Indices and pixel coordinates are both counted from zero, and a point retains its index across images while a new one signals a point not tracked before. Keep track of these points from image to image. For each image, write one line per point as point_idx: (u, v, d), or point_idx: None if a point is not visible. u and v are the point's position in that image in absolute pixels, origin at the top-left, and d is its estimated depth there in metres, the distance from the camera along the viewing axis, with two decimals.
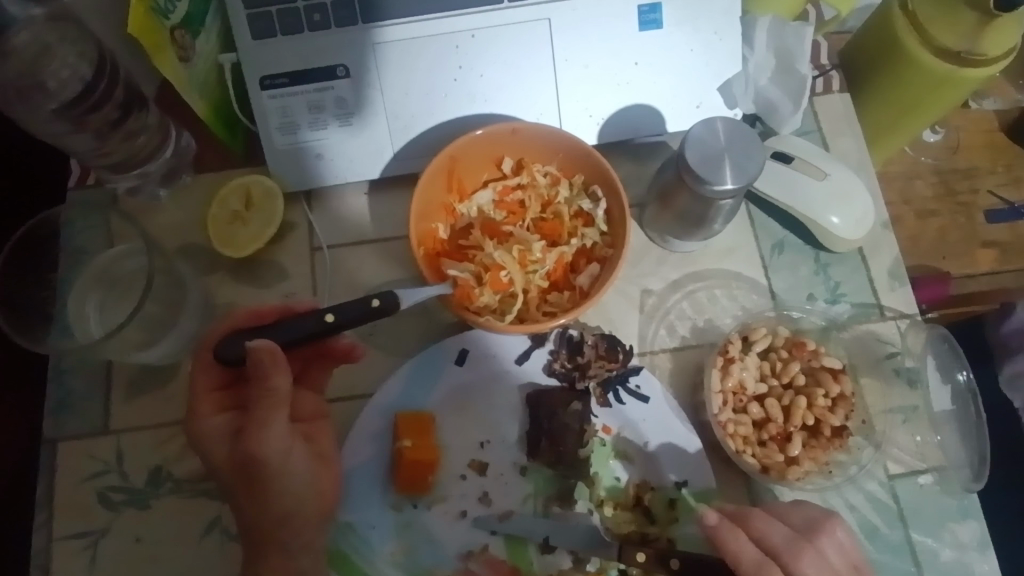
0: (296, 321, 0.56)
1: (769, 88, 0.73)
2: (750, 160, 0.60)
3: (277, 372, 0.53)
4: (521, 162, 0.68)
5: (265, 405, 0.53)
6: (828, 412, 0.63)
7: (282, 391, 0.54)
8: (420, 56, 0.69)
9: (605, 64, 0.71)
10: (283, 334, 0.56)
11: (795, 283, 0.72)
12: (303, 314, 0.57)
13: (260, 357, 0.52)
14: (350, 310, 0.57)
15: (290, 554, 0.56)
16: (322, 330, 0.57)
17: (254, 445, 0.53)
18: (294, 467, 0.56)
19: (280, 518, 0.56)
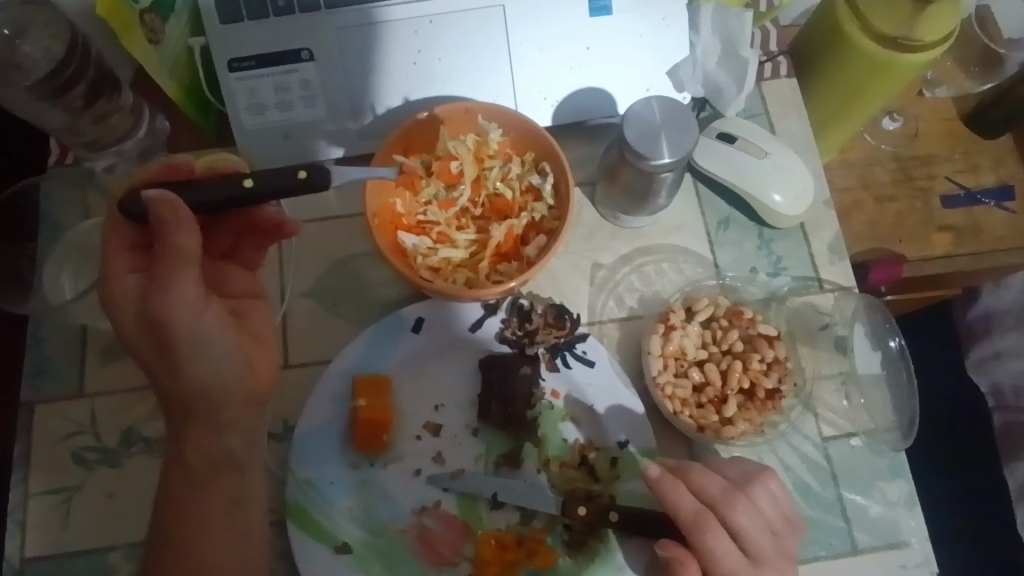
0: (216, 184, 0.58)
1: (715, 72, 0.77)
2: (685, 135, 0.63)
3: (185, 227, 0.53)
4: (477, 178, 0.71)
5: (171, 262, 0.53)
6: (762, 375, 0.67)
7: (189, 249, 0.53)
8: (382, 41, 0.73)
9: (558, 49, 0.75)
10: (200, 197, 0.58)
11: (739, 257, 0.75)
12: (222, 177, 0.59)
13: (163, 213, 0.53)
14: (276, 181, 0.59)
15: (217, 430, 0.55)
16: (242, 196, 0.59)
17: (164, 304, 0.52)
18: (210, 334, 0.54)
19: (200, 390, 0.54)
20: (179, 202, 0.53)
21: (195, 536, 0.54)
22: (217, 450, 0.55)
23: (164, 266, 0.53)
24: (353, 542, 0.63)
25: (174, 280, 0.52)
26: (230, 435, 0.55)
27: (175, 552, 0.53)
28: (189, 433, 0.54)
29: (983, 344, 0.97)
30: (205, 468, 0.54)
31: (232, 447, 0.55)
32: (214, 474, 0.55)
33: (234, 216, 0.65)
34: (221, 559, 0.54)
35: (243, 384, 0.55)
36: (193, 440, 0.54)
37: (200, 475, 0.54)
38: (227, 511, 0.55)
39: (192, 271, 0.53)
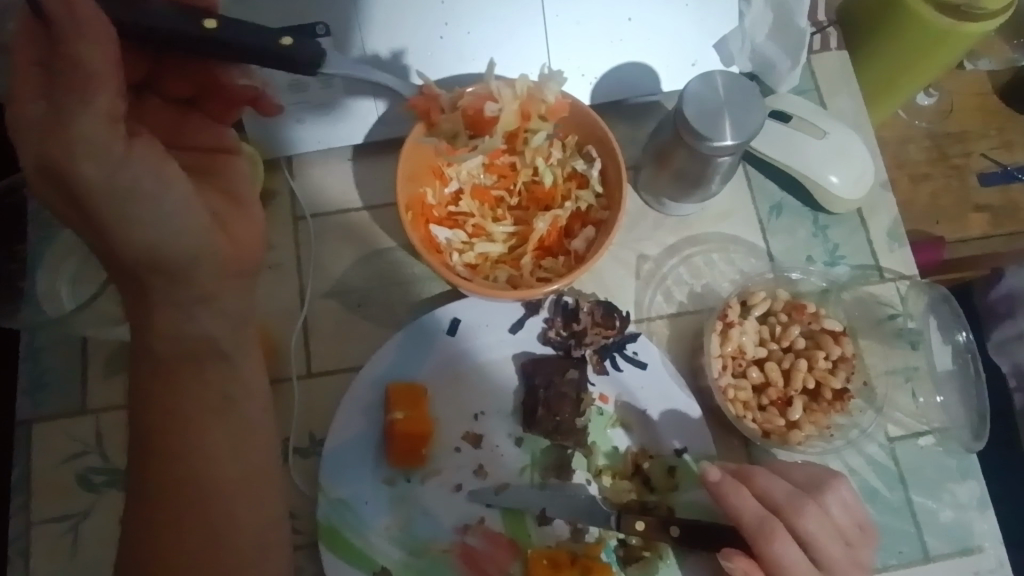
0: (170, 13, 0.49)
1: (766, 45, 0.71)
2: (750, 114, 0.57)
3: (91, 40, 0.42)
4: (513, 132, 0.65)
5: (74, 88, 0.42)
6: (828, 373, 0.62)
7: (99, 65, 0.42)
8: (405, 14, 0.66)
9: (597, 22, 0.69)
10: (147, 16, 0.48)
11: (793, 245, 0.70)
12: (178, 9, 0.50)
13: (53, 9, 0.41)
14: (248, 37, 0.51)
15: (182, 308, 0.48)
16: (200, 38, 0.50)
17: (70, 146, 0.42)
18: (150, 188, 0.46)
19: (146, 257, 0.46)
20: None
21: (182, 438, 0.47)
22: (189, 336, 0.48)
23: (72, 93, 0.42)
24: (393, 566, 0.58)
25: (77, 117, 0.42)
26: (202, 316, 0.48)
27: (165, 463, 0.47)
28: (150, 311, 0.47)
29: (1007, 324, 0.90)
30: (174, 359, 0.48)
31: (206, 328, 0.48)
32: (189, 364, 0.48)
33: (201, 67, 0.56)
34: (216, 465, 0.48)
35: (202, 249, 0.48)
36: (153, 327, 0.47)
37: (173, 368, 0.48)
38: (213, 412, 0.48)
39: (110, 98, 0.43)
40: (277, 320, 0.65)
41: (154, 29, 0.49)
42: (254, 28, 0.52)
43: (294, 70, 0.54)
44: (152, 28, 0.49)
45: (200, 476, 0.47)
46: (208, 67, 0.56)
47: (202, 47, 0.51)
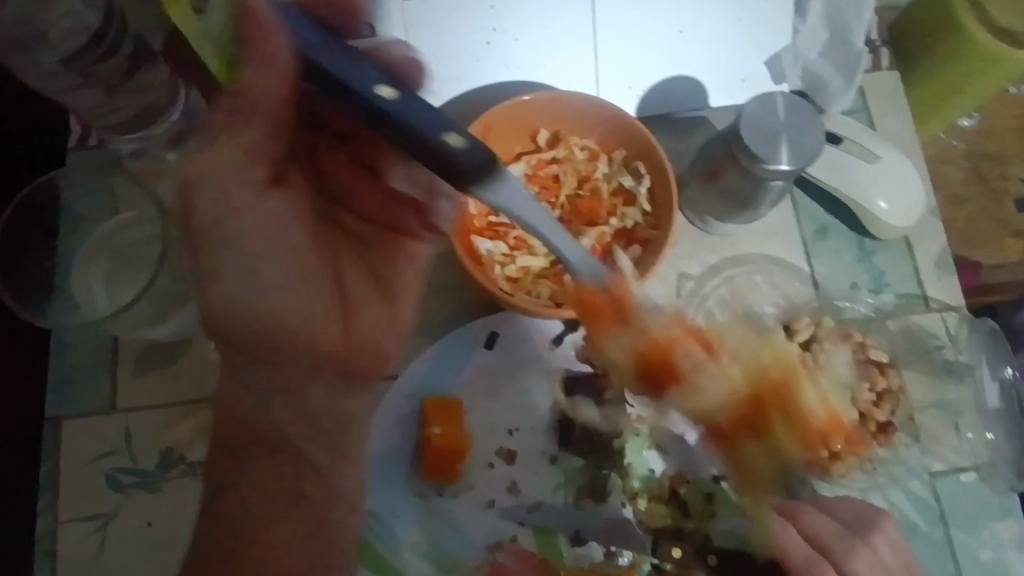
0: (358, 66, 0.44)
1: (818, 62, 0.68)
2: (810, 136, 0.55)
3: (270, 68, 0.44)
4: (557, 134, 0.64)
5: (232, 121, 0.46)
6: (873, 406, 0.61)
7: (267, 95, 0.45)
8: (455, 17, 0.65)
9: (650, 33, 0.68)
10: (340, 67, 0.44)
11: (838, 270, 0.68)
12: (373, 67, 0.45)
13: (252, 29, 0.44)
14: (419, 118, 0.44)
15: (265, 396, 0.52)
16: (370, 102, 0.44)
17: (210, 179, 0.46)
18: (259, 248, 0.48)
19: (248, 320, 0.49)
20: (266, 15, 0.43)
21: (251, 512, 0.52)
22: (266, 425, 0.52)
23: (238, 117, 0.46)
24: None
25: (217, 148, 0.46)
26: (282, 410, 0.53)
27: (227, 524, 0.52)
28: (242, 381, 0.52)
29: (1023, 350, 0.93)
30: (249, 442, 0.53)
31: (281, 419, 0.53)
32: (264, 450, 0.53)
33: (376, 147, 0.56)
34: (276, 545, 0.52)
35: (305, 325, 0.51)
36: (247, 387, 0.52)
37: (247, 447, 0.53)
38: (280, 489, 0.53)
39: (258, 140, 0.46)
40: None
41: (339, 82, 0.44)
42: (431, 111, 0.45)
43: (447, 171, 0.45)
44: (337, 80, 0.44)
45: (257, 550, 0.52)
46: (388, 147, 0.55)
47: (376, 124, 0.45)
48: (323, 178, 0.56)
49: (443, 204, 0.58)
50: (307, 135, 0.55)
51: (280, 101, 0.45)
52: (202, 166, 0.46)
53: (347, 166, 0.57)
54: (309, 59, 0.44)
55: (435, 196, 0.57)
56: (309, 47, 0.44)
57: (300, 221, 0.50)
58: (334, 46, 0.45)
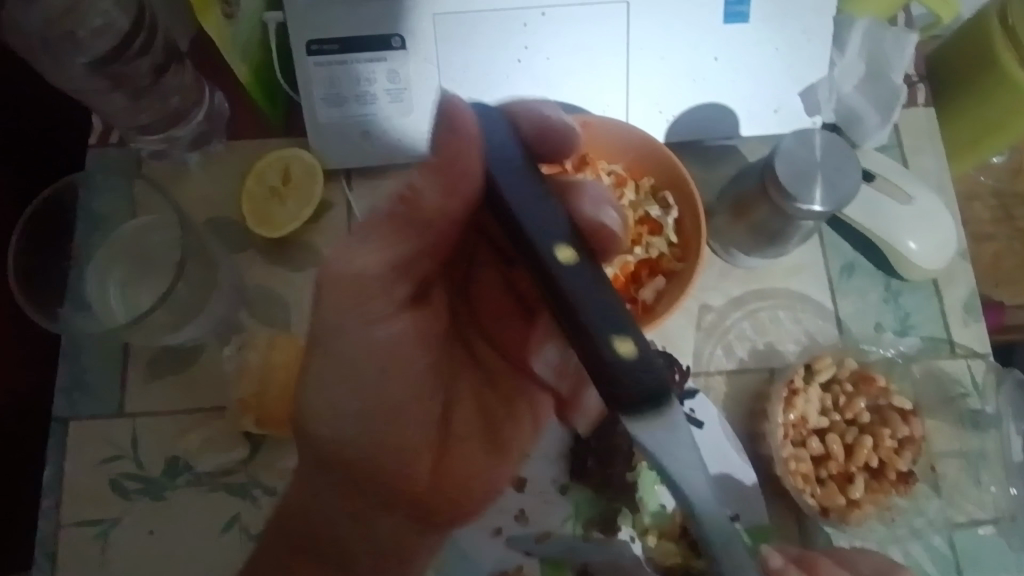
0: (545, 219, 0.44)
1: (853, 96, 0.68)
2: (845, 176, 0.54)
3: (440, 192, 0.46)
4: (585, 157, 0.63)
5: (395, 229, 0.47)
6: (894, 454, 0.59)
7: (427, 211, 0.47)
8: (484, 33, 0.63)
9: (683, 56, 0.65)
10: (522, 205, 0.44)
11: (863, 309, 0.67)
12: (563, 222, 0.44)
13: (446, 140, 0.45)
14: (585, 297, 0.42)
15: (342, 511, 0.54)
16: (545, 261, 0.43)
17: (348, 284, 0.47)
18: (374, 371, 0.50)
19: (343, 445, 0.51)
20: (466, 127, 0.45)
21: None
22: (328, 534, 0.54)
23: (395, 227, 0.47)
24: None
25: (366, 250, 0.47)
26: (346, 526, 0.54)
27: None
28: (323, 492, 0.54)
29: None
30: (308, 542, 0.54)
31: (344, 536, 0.54)
32: (320, 554, 0.54)
33: (529, 300, 0.58)
34: None
35: (394, 457, 0.52)
36: (321, 486, 0.53)
37: (299, 548, 0.54)
38: None
39: (400, 257, 0.47)
40: None
41: (510, 213, 0.45)
42: (603, 289, 0.42)
43: (599, 372, 0.41)
44: (516, 220, 0.44)
45: None
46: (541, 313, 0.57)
47: (531, 258, 0.44)
48: (472, 307, 0.58)
49: (591, 396, 0.57)
50: (474, 244, 0.57)
51: (450, 214, 0.47)
52: (344, 267, 0.47)
53: (501, 306, 0.58)
54: (495, 178, 0.45)
55: (582, 389, 0.57)
56: (497, 167, 0.46)
57: (416, 350, 0.52)
58: (530, 180, 0.46)
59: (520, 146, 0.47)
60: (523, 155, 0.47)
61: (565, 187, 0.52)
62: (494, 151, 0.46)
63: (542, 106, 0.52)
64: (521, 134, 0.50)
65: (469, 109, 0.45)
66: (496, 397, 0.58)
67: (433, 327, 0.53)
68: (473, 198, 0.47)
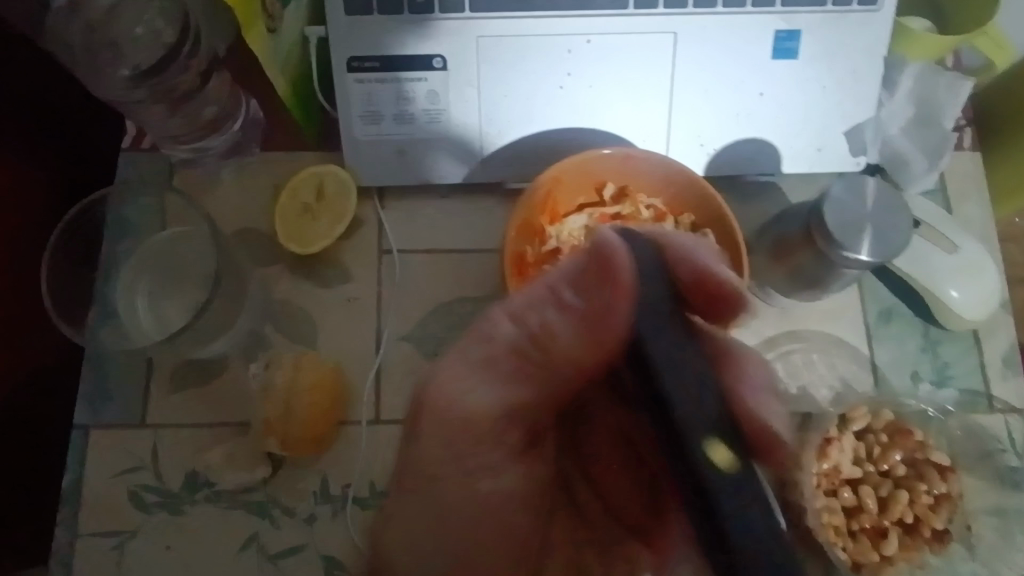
0: (696, 409, 0.38)
1: (901, 139, 0.66)
2: (896, 230, 0.52)
3: (573, 328, 0.47)
4: (624, 189, 0.63)
5: (519, 362, 0.49)
6: (930, 511, 0.58)
7: (558, 344, 0.48)
8: (526, 57, 0.63)
9: (727, 90, 0.64)
10: (673, 381, 0.39)
11: (899, 357, 0.65)
12: (714, 409, 0.39)
13: (596, 284, 0.45)
14: (721, 514, 0.37)
15: None
16: (683, 456, 0.38)
17: (450, 398, 0.49)
18: (460, 494, 0.51)
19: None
20: (623, 268, 0.43)
21: None
22: None
23: (519, 356, 0.49)
24: None
25: (470, 374, 0.49)
26: None
27: None
28: None
29: None
30: None
31: None
32: None
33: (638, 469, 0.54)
34: None
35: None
36: None
37: None
38: None
39: (512, 382, 0.50)
40: (352, 360, 0.63)
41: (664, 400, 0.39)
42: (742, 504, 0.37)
43: None
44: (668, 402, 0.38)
45: None
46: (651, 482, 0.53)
47: (673, 453, 0.39)
48: (581, 452, 0.57)
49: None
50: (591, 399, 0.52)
51: (578, 356, 0.47)
52: (454, 399, 0.49)
53: (609, 464, 0.55)
54: (643, 342, 0.40)
55: None
56: (656, 343, 0.40)
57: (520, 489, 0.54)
58: (683, 340, 0.40)
59: (675, 296, 0.43)
60: (689, 323, 0.41)
61: (716, 355, 0.46)
62: (645, 304, 0.41)
63: (694, 247, 0.48)
64: (679, 283, 0.45)
65: (629, 256, 0.43)
66: (591, 548, 0.57)
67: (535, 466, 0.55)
68: (615, 358, 0.43)
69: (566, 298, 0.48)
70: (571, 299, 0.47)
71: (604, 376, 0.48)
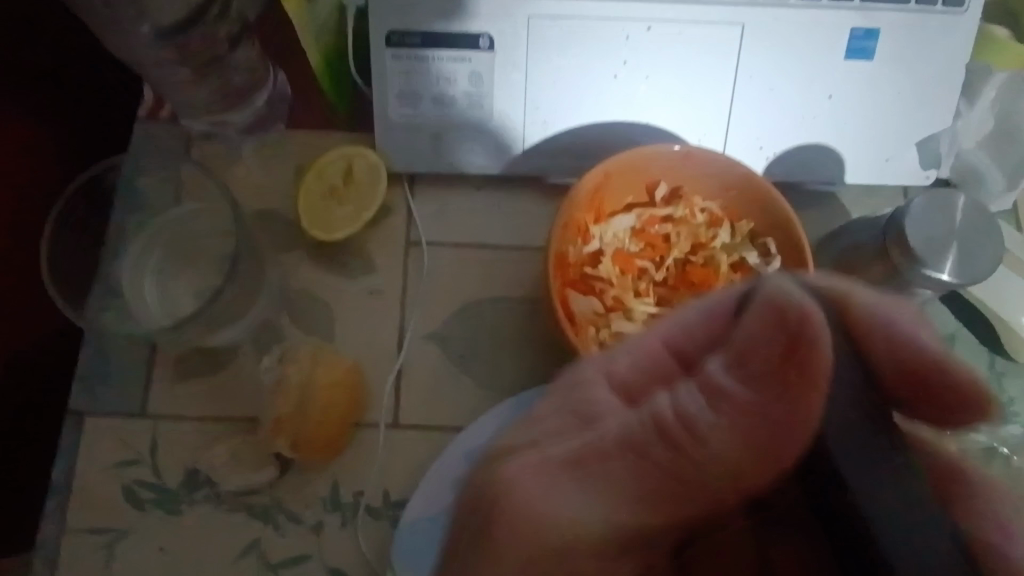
0: (927, 564, 0.26)
1: (977, 152, 0.61)
2: (983, 251, 0.49)
3: (727, 434, 0.31)
4: (678, 190, 0.58)
5: (641, 475, 0.33)
6: None
7: (704, 458, 0.32)
8: (580, 42, 0.58)
9: (793, 90, 0.59)
10: (885, 511, 0.27)
11: None
12: (953, 574, 0.26)
13: (763, 347, 0.31)
14: None
15: None
16: None
17: (541, 520, 0.33)
18: None
19: None
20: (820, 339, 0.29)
21: None
22: None
23: (636, 463, 0.33)
24: None
25: (577, 488, 0.33)
26: None
27: None
28: None
29: None
30: None
31: None
32: None
33: None
34: None
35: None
36: None
37: None
38: None
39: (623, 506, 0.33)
40: (371, 358, 0.58)
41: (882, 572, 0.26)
42: None
43: None
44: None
45: None
46: None
47: None
48: None
49: None
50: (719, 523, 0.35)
51: (731, 470, 0.31)
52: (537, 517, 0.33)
53: None
54: (828, 452, 0.28)
55: None
56: (851, 458, 0.28)
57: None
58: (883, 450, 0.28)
59: (874, 390, 0.30)
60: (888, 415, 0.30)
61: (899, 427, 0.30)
62: (840, 397, 0.29)
63: (891, 306, 0.32)
64: (882, 363, 0.31)
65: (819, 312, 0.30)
66: None
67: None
68: (773, 469, 0.30)
69: (721, 381, 0.32)
70: (723, 383, 0.32)
71: (742, 503, 0.32)
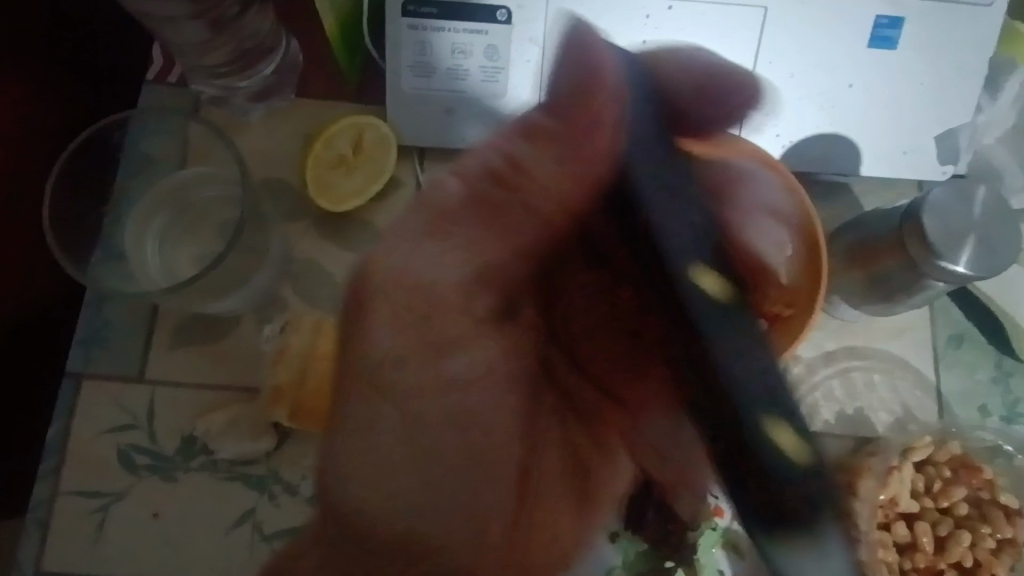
0: (699, 238, 0.42)
1: (994, 149, 0.61)
2: (1002, 243, 0.49)
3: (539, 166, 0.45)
4: None
5: (486, 217, 0.45)
6: (992, 557, 0.53)
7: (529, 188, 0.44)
8: (600, 17, 0.57)
9: (813, 77, 0.58)
10: (676, 236, 0.41)
11: (968, 388, 0.59)
12: (659, 226, 0.41)
13: (566, 100, 0.45)
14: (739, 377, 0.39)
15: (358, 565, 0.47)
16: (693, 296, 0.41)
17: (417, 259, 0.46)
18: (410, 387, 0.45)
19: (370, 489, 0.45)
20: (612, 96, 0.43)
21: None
22: None
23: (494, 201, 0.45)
24: None
25: (435, 237, 0.46)
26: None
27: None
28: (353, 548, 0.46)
29: None
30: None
31: None
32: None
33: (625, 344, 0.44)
34: None
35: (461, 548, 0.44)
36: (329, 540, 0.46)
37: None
38: None
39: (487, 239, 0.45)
40: None
41: (671, 284, 0.41)
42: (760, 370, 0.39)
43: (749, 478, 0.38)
44: (679, 296, 0.41)
45: None
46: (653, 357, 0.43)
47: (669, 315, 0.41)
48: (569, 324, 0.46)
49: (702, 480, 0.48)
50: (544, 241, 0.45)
51: (555, 192, 0.44)
52: (415, 276, 0.45)
53: (610, 350, 0.45)
54: (638, 176, 0.42)
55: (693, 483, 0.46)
56: (642, 173, 0.42)
57: (496, 376, 0.45)
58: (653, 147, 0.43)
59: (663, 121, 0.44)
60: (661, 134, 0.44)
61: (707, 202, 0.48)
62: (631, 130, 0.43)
63: (689, 79, 0.50)
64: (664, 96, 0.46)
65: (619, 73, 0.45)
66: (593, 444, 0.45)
67: (512, 355, 0.45)
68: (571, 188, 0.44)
69: (534, 127, 0.46)
70: (534, 130, 0.45)
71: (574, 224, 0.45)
